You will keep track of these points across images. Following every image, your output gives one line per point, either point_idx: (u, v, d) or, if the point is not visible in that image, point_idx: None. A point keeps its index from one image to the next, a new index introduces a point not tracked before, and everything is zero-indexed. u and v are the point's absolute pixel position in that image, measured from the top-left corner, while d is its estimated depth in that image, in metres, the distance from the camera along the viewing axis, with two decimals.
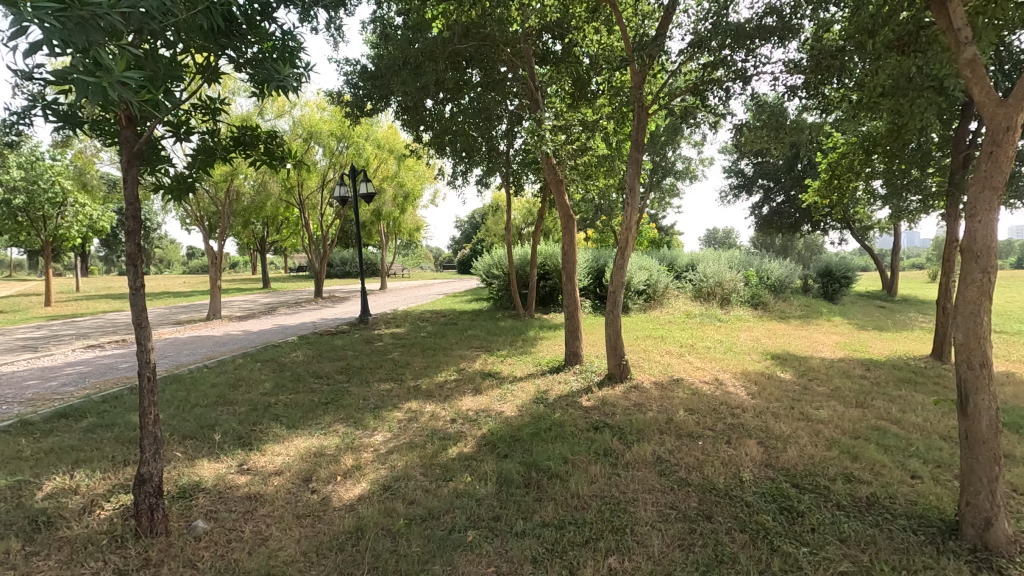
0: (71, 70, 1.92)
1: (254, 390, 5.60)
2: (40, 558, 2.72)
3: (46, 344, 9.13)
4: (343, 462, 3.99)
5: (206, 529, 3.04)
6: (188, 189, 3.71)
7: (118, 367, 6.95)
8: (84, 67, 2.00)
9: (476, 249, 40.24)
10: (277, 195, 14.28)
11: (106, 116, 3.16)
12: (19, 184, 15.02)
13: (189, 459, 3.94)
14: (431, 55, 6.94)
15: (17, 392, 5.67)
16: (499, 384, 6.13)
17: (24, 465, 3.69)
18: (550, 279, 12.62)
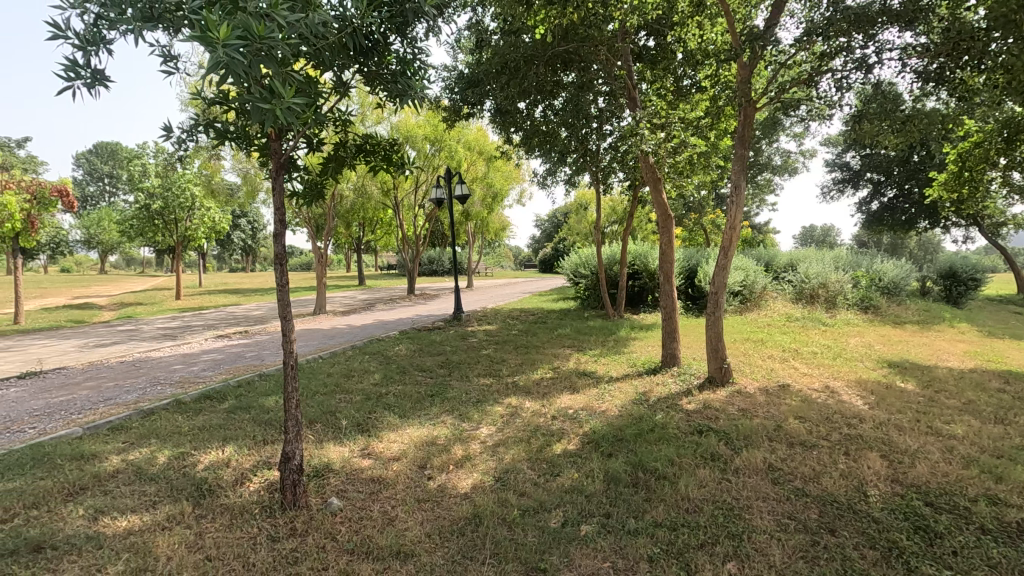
0: (251, 98, 2.28)
1: (365, 380, 6.01)
2: (207, 520, 3.11)
3: (182, 334, 10.25)
4: (454, 452, 4.20)
5: (340, 506, 3.32)
6: (319, 195, 4.05)
7: (245, 355, 7.71)
8: (261, 96, 2.36)
9: (558, 249, 40.27)
10: (376, 197, 15.11)
11: (256, 131, 3.56)
12: (157, 192, 17.04)
13: (318, 442, 4.31)
14: (530, 59, 7.13)
15: (169, 375, 6.46)
16: (597, 383, 6.16)
17: (185, 439, 4.21)
18: (640, 279, 12.41)
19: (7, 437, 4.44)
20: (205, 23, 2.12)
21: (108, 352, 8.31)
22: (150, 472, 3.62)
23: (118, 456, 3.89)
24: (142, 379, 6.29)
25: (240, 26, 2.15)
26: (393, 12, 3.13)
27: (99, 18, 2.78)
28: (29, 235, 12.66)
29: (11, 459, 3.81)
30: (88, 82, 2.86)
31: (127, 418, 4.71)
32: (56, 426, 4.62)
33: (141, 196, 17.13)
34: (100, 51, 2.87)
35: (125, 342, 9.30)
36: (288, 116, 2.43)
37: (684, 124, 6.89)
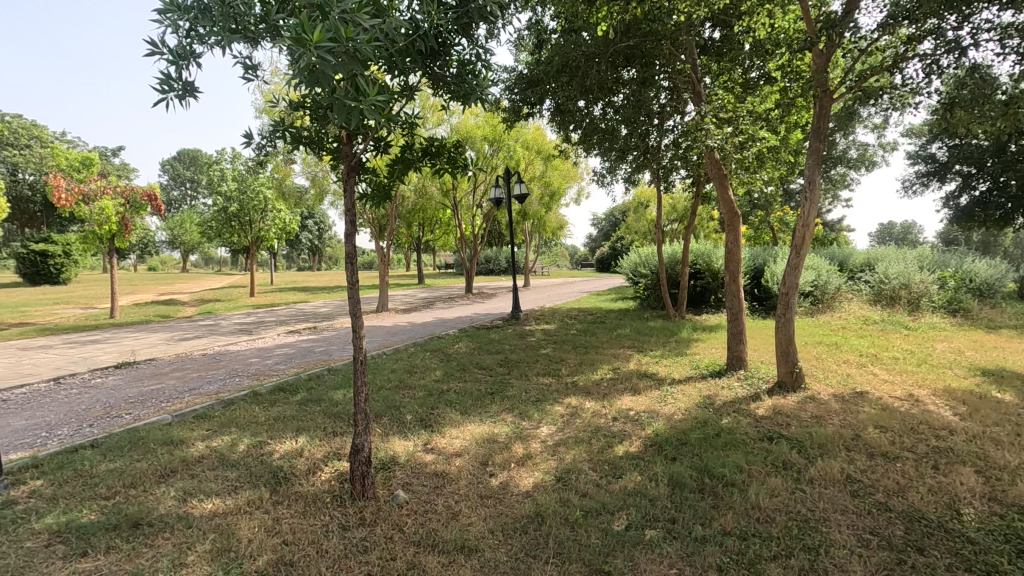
0: (339, 96, 2.51)
1: (427, 377, 6.15)
2: (284, 506, 3.28)
3: (257, 329, 10.86)
4: (515, 451, 4.22)
5: (405, 499, 3.41)
6: (386, 196, 4.16)
7: (314, 350, 8.06)
8: (348, 94, 2.60)
9: (615, 249, 39.73)
10: (436, 197, 15.42)
11: (329, 135, 3.71)
12: (234, 195, 18.15)
13: (384, 436, 4.44)
14: (592, 56, 7.09)
15: (246, 368, 6.86)
16: (659, 385, 6.02)
17: (262, 429, 4.46)
18: (702, 278, 12.03)
19: (107, 422, 4.85)
20: (299, 28, 2.33)
21: (192, 345, 8.91)
22: (231, 459, 3.85)
23: (202, 442, 4.16)
24: (222, 371, 6.71)
25: (329, 30, 2.35)
26: (460, 14, 3.18)
27: (190, 33, 2.98)
28: (123, 237, 13.78)
29: (112, 442, 4.16)
30: (180, 94, 3.07)
31: (210, 407, 5.04)
32: (148, 413, 5.00)
33: (219, 199, 18.26)
34: (191, 65, 3.07)
35: (206, 336, 9.94)
36: (371, 113, 2.64)
37: (753, 118, 6.61)
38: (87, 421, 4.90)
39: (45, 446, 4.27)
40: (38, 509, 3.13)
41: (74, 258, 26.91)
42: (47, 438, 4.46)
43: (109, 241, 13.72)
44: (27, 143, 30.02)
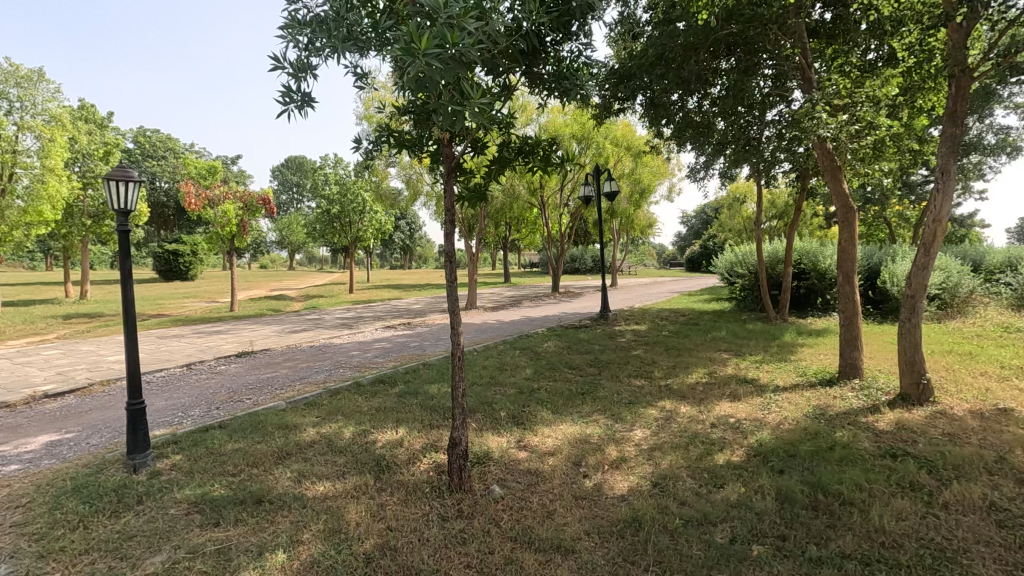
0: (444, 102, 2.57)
1: (517, 374, 6.21)
2: (387, 493, 3.44)
3: (356, 323, 11.51)
4: (609, 453, 4.15)
5: (501, 494, 3.46)
6: (482, 195, 4.22)
7: (410, 345, 8.41)
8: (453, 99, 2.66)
9: (708, 247, 38.00)
10: (523, 196, 15.54)
11: (430, 138, 3.83)
12: (336, 198, 19.40)
13: (478, 431, 4.53)
14: (691, 47, 6.82)
15: (348, 360, 7.28)
16: (761, 392, 5.66)
17: (365, 418, 4.72)
18: (807, 279, 11.21)
19: (231, 405, 5.34)
20: (409, 36, 2.42)
21: (300, 337, 9.62)
22: (339, 445, 4.10)
23: (313, 428, 4.47)
24: (328, 362, 7.17)
25: (437, 36, 2.41)
26: (561, 13, 3.16)
27: (308, 48, 3.22)
28: (241, 237, 15.13)
29: (236, 423, 4.58)
30: (299, 105, 3.32)
31: (318, 395, 5.41)
32: (265, 399, 5.45)
33: (323, 203, 19.57)
34: (308, 78, 3.31)
35: (312, 329, 10.70)
36: (474, 115, 2.69)
37: (873, 103, 6.03)
38: (216, 404, 5.44)
39: (182, 425, 4.78)
40: (179, 481, 3.52)
41: (200, 256, 29.95)
42: (183, 417, 5.00)
43: (230, 241, 15.11)
44: (164, 154, 33.88)
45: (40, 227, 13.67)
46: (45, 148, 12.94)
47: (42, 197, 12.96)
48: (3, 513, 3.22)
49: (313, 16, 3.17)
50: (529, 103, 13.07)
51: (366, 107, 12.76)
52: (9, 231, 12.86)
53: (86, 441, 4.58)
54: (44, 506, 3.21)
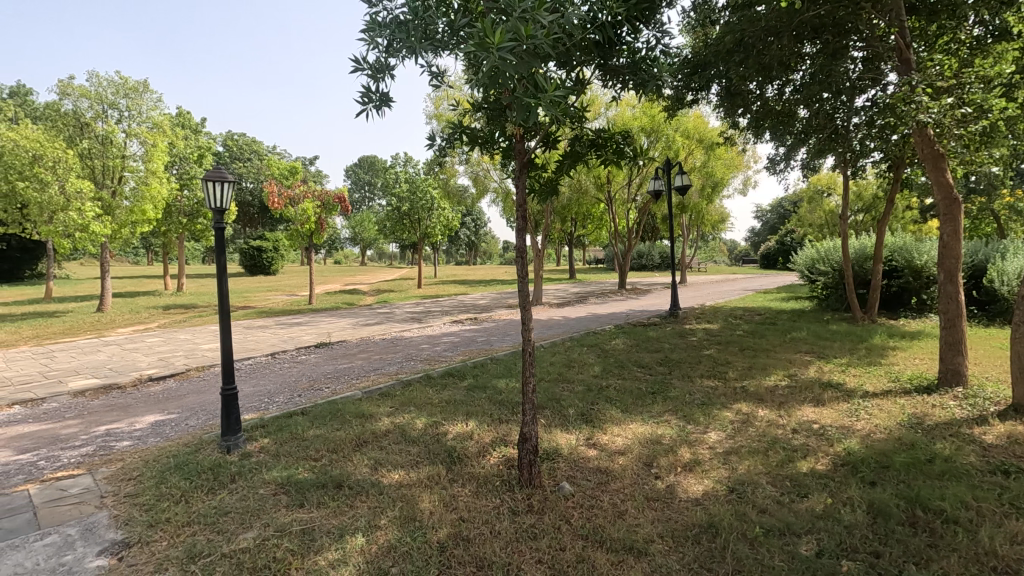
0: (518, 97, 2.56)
1: (585, 372, 6.15)
2: (459, 484, 3.51)
3: (425, 318, 11.82)
4: (682, 455, 4.02)
5: (571, 491, 3.44)
6: (553, 190, 4.19)
7: (477, 340, 8.54)
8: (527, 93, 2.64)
9: (785, 243, 36.00)
10: (590, 192, 15.35)
11: (503, 135, 3.83)
12: (406, 196, 19.99)
13: (546, 427, 4.53)
14: (772, 31, 6.46)
15: (418, 353, 7.48)
16: (848, 398, 5.30)
17: (437, 410, 4.84)
18: (899, 278, 10.39)
19: (311, 393, 5.63)
20: (485, 31, 2.44)
21: (372, 330, 9.99)
22: (412, 435, 4.23)
23: (387, 418, 4.63)
24: (399, 355, 7.41)
25: (512, 30, 2.41)
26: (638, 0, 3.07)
27: (386, 49, 3.32)
28: (318, 233, 15.86)
29: (317, 410, 4.82)
30: (376, 104, 3.43)
31: (391, 386, 5.60)
32: (343, 388, 5.71)
33: (393, 200, 20.20)
34: (386, 78, 3.41)
35: (384, 322, 11.07)
36: (549, 109, 2.66)
37: (984, 83, 5.45)
38: (298, 391, 5.75)
39: (268, 410, 5.08)
40: (267, 463, 3.74)
41: (281, 252, 31.77)
42: (269, 403, 5.33)
43: (308, 238, 15.88)
44: (249, 155, 36.14)
45: (144, 226, 14.91)
46: (148, 154, 14.08)
47: (146, 198, 14.16)
48: (118, 484, 3.56)
49: (391, 17, 3.26)
50: (597, 96, 12.90)
51: (437, 106, 13.11)
52: (119, 229, 14.10)
53: (185, 422, 4.97)
54: (151, 480, 3.52)
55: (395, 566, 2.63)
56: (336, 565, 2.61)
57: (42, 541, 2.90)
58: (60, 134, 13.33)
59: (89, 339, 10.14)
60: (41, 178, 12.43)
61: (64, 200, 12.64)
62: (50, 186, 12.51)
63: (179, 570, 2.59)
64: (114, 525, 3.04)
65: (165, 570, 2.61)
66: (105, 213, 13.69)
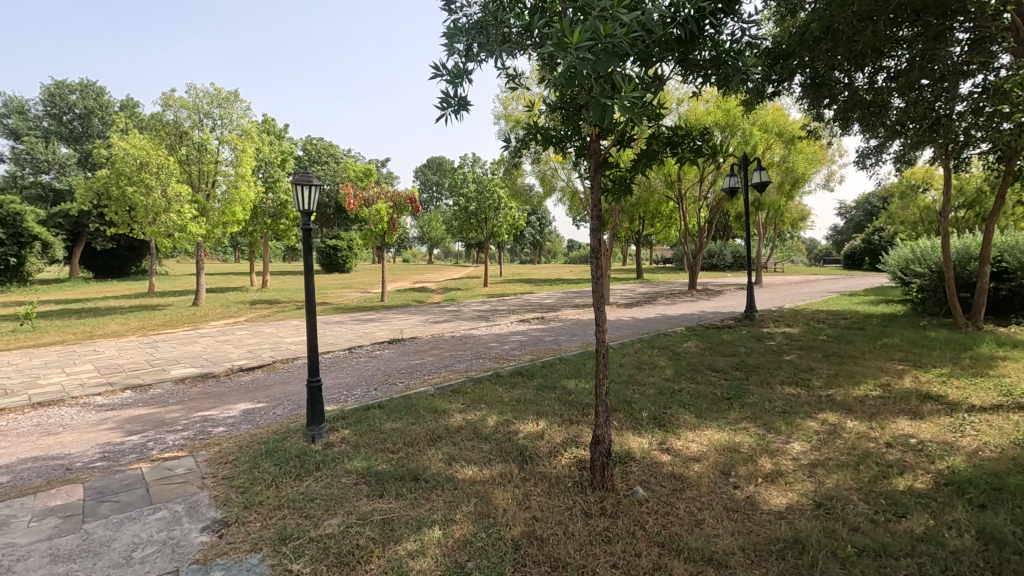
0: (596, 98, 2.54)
1: (656, 374, 6.01)
2: (531, 483, 3.52)
3: (492, 316, 11.96)
4: (762, 465, 3.84)
5: (645, 496, 3.36)
6: (627, 189, 4.11)
7: (545, 339, 8.54)
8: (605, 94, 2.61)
9: (872, 241, 33.51)
10: (660, 190, 14.95)
11: (579, 135, 3.80)
12: (473, 195, 20.31)
13: (618, 429, 4.47)
14: (865, 16, 6.02)
15: (487, 351, 7.59)
16: (951, 411, 4.87)
17: (508, 408, 4.89)
18: (1010, 281, 9.42)
19: (387, 388, 5.85)
20: (564, 33, 2.45)
21: (442, 327, 10.24)
22: (484, 432, 4.30)
23: (460, 414, 4.73)
24: (469, 353, 7.54)
25: (593, 30, 2.40)
26: None
27: (464, 54, 3.39)
28: (390, 233, 16.40)
29: (393, 404, 5.00)
30: (455, 109, 3.51)
31: (462, 383, 5.71)
32: (416, 384, 5.89)
33: (461, 200, 20.57)
34: (464, 83, 3.48)
35: (453, 320, 11.33)
36: (630, 109, 2.61)
37: None
38: (374, 385, 5.99)
39: (347, 402, 5.33)
40: (349, 452, 3.93)
41: (354, 251, 33.17)
42: (348, 396, 5.58)
43: (381, 237, 16.46)
44: (327, 159, 37.99)
45: (234, 226, 16.02)
46: (238, 159, 15.09)
47: (235, 200, 15.20)
48: (216, 466, 3.85)
49: (470, 23, 3.33)
50: (670, 91, 12.53)
51: (506, 106, 13.25)
52: (212, 229, 15.30)
53: (273, 411, 5.31)
54: (245, 464, 3.78)
55: (471, 560, 2.68)
56: (415, 556, 2.70)
57: (154, 515, 3.19)
58: (162, 142, 14.50)
59: (187, 331, 11.02)
60: (147, 183, 13.63)
61: (166, 203, 13.89)
62: (154, 190, 13.74)
63: (272, 551, 2.77)
64: (214, 504, 3.29)
65: (260, 550, 2.79)
66: (200, 214, 14.88)
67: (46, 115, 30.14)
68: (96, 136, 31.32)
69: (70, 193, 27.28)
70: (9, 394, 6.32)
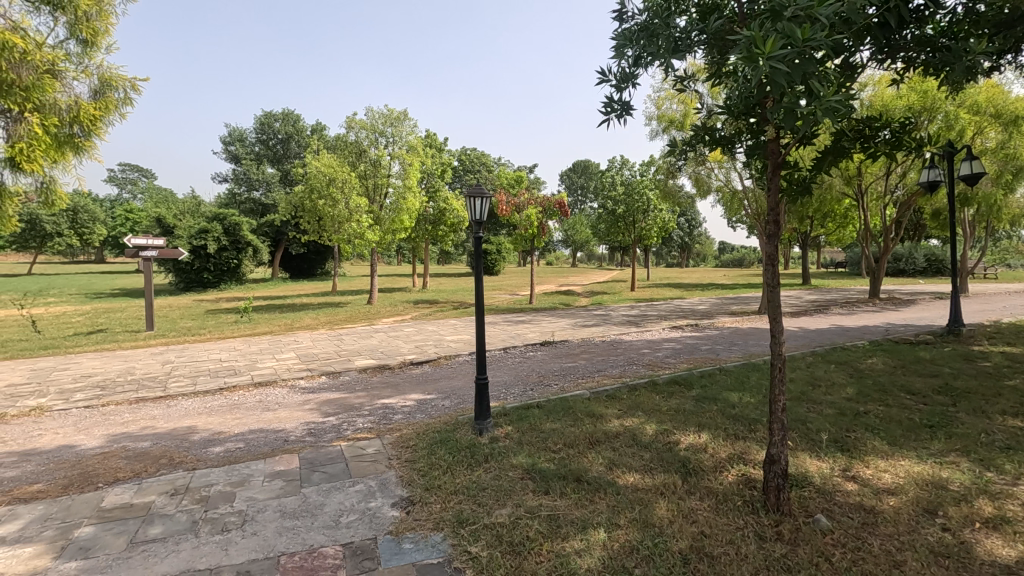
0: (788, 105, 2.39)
1: (835, 393, 5.42)
2: (696, 498, 3.41)
3: (642, 321, 11.73)
4: (980, 508, 3.27)
5: (829, 526, 3.07)
6: (808, 188, 3.77)
7: (701, 348, 8.16)
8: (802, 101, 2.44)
9: None
10: (836, 187, 13.38)
11: (753, 135, 3.59)
12: (621, 198, 20.06)
13: (792, 449, 4.14)
14: None
15: (640, 357, 7.47)
16: None
17: (667, 417, 4.78)
18: None
19: (542, 388, 6.06)
20: (750, 42, 2.36)
21: (592, 331, 10.29)
22: (644, 440, 4.25)
23: (617, 420, 4.74)
24: (621, 358, 7.50)
25: (786, 35, 2.28)
26: None
27: (632, 59, 3.39)
28: (540, 237, 16.74)
29: (551, 405, 5.16)
30: (619, 113, 3.54)
31: (617, 389, 5.70)
32: (571, 386, 6.01)
33: (609, 203, 20.45)
34: (630, 87, 3.49)
35: (602, 324, 11.32)
36: (829, 115, 2.41)
37: None
38: (530, 385, 6.25)
39: (507, 400, 5.63)
40: (513, 448, 4.15)
41: (503, 254, 34.61)
42: (507, 393, 5.90)
43: (531, 241, 16.86)
44: (479, 167, 40.21)
45: (401, 233, 17.63)
46: (406, 172, 16.50)
47: (403, 209, 16.70)
48: (399, 450, 4.32)
49: (641, 25, 3.32)
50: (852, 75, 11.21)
51: (659, 106, 12.90)
52: (384, 236, 17.03)
53: (441, 403, 5.80)
54: (424, 450, 4.20)
55: (639, 567, 2.69)
56: (581, 554, 2.78)
57: (354, 487, 3.69)
58: (345, 160, 16.58)
59: (364, 326, 12.47)
60: (334, 196, 15.73)
61: (348, 213, 15.89)
62: (339, 203, 15.80)
63: (452, 532, 3.05)
64: (401, 483, 3.71)
65: (441, 530, 3.08)
66: (375, 223, 16.71)
67: (258, 141, 36.03)
68: (293, 156, 36.65)
69: (274, 206, 32.26)
70: (238, 375, 7.72)
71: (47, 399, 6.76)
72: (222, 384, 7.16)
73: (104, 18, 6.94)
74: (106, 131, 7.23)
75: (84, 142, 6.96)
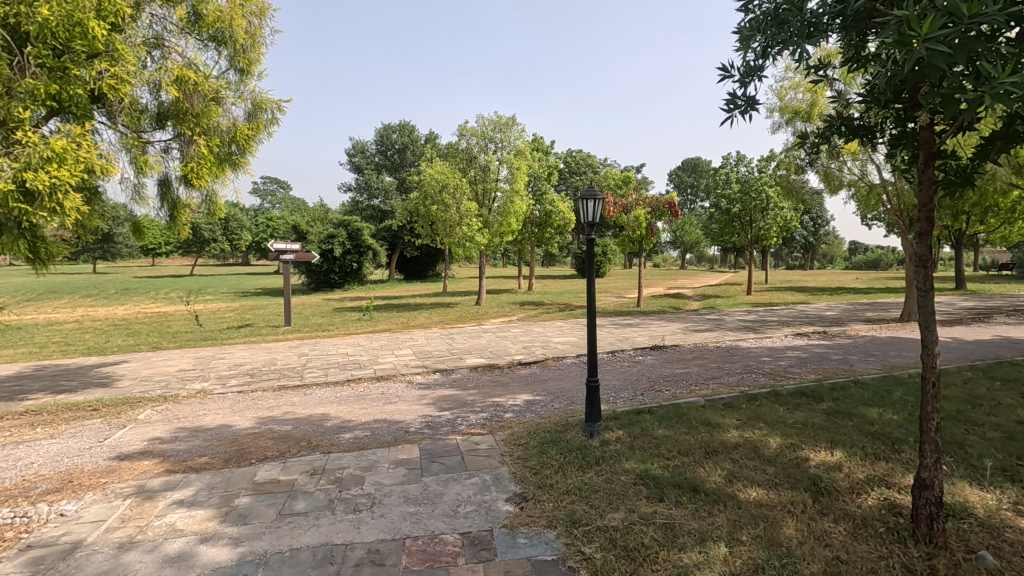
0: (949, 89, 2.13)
1: (1001, 415, 4.70)
2: (829, 520, 3.14)
3: (761, 328, 10.98)
4: None
5: (997, 566, 2.68)
6: (969, 181, 3.32)
7: (831, 357, 7.48)
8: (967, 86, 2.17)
9: None
10: (1004, 177, 11.58)
11: (899, 123, 3.24)
12: (737, 197, 18.90)
13: (946, 476, 3.66)
14: None
15: (759, 365, 7.02)
16: None
17: (793, 431, 4.45)
18: None
19: (653, 394, 5.92)
20: (901, 24, 2.14)
21: (705, 336, 9.82)
22: (767, 454, 3.99)
23: (736, 430, 4.50)
24: (738, 365, 7.09)
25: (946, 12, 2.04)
26: None
27: (759, 51, 3.22)
28: (648, 238, 16.25)
29: (663, 411, 5.02)
30: (742, 109, 3.36)
31: (735, 398, 5.41)
32: (684, 393, 5.80)
33: (723, 202, 19.33)
34: (755, 80, 3.31)
35: (716, 329, 10.76)
36: (1001, 99, 2.11)
37: None
38: (640, 390, 6.12)
39: (617, 404, 5.56)
40: (625, 452, 4.10)
41: (608, 256, 34.08)
42: (616, 397, 5.83)
43: (639, 243, 16.43)
44: (585, 169, 39.95)
45: (508, 236, 17.99)
46: (513, 176, 16.82)
47: (510, 212, 17.02)
48: (511, 447, 4.43)
49: (769, 13, 3.13)
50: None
51: (783, 96, 11.99)
52: (492, 239, 17.50)
53: (550, 403, 5.87)
54: (535, 449, 4.27)
55: None
56: (701, 567, 2.68)
57: (470, 480, 3.85)
58: (456, 166, 17.28)
59: (473, 326, 12.92)
60: (446, 202, 16.46)
61: (459, 217, 16.58)
62: (451, 208, 16.50)
63: (565, 531, 3.07)
64: (514, 479, 3.81)
65: (555, 528, 3.13)
66: (484, 226, 17.21)
67: (378, 152, 38.71)
68: (408, 165, 38.91)
69: (392, 212, 34.44)
70: (362, 368, 8.36)
71: (209, 383, 7.80)
72: (349, 376, 7.80)
73: (257, 49, 7.91)
74: (257, 148, 8.15)
75: (240, 159, 7.90)
